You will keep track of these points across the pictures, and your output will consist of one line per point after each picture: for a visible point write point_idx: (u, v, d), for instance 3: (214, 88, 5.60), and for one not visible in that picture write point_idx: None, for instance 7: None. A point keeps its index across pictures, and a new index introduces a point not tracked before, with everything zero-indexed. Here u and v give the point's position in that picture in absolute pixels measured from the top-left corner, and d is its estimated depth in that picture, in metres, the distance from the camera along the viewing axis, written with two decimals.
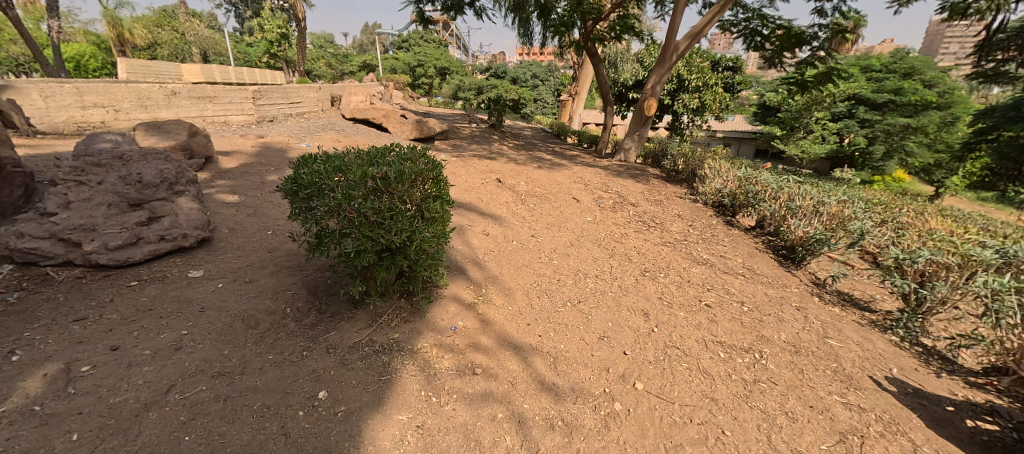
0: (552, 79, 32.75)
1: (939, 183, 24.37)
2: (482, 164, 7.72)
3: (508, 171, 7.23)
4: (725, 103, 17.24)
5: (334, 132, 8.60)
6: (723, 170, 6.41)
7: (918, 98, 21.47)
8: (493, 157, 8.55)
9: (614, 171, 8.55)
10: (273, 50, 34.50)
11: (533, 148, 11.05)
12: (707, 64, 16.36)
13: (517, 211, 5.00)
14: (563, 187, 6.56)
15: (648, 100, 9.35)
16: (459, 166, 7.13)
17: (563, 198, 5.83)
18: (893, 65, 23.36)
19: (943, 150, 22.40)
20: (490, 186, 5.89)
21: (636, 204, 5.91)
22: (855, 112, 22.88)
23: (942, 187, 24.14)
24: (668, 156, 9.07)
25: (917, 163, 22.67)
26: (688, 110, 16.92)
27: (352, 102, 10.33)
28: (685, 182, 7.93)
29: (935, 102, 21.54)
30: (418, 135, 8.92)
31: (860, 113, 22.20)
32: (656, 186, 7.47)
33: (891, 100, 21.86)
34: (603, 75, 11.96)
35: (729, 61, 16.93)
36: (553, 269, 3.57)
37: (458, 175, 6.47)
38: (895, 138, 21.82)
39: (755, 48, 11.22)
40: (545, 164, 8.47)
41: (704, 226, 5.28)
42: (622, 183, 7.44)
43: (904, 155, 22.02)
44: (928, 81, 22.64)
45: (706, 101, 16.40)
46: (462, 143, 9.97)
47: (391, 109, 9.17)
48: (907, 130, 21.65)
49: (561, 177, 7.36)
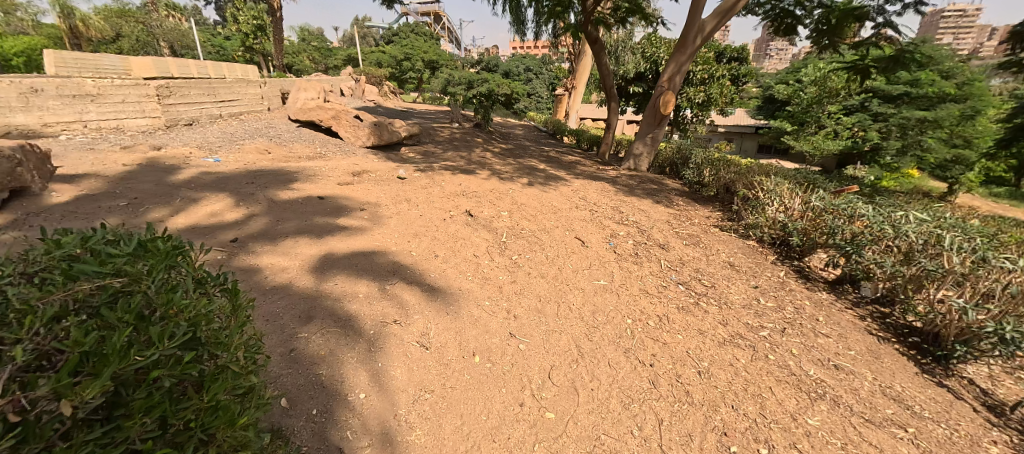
0: (547, 72, 30.70)
1: (954, 180, 22.77)
2: (456, 180, 5.89)
3: (488, 191, 5.42)
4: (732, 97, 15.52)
5: (268, 139, 6.73)
6: (782, 192, 4.61)
7: (937, 89, 19.22)
8: (472, 169, 6.72)
9: (624, 184, 6.75)
10: (249, 44, 32.34)
11: (525, 153, 9.21)
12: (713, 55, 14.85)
13: (491, 273, 3.18)
14: (562, 216, 4.75)
15: (664, 95, 7.51)
16: (421, 186, 5.29)
17: (562, 241, 4.03)
18: None
19: (961, 146, 20.00)
20: (457, 222, 4.07)
21: (666, 246, 4.12)
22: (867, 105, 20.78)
23: (958, 183, 22.56)
24: (692, 165, 7.25)
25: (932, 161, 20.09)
26: (694, 105, 15.08)
27: (300, 99, 8.40)
28: (717, 202, 6.15)
29: (953, 93, 19.04)
30: (376, 142, 7.06)
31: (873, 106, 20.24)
32: (683, 209, 5.68)
33: (906, 92, 19.73)
34: (605, 64, 10.05)
35: (734, 52, 15.17)
36: (550, 447, 1.77)
37: (415, 201, 4.64)
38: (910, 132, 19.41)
39: (784, 32, 9.30)
40: (539, 177, 6.66)
41: (774, 287, 3.49)
42: (638, 204, 5.66)
43: (921, 152, 19.44)
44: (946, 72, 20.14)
45: (713, 95, 14.57)
46: (438, 150, 8.14)
47: (342, 108, 7.27)
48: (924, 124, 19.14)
49: (558, 197, 5.55)
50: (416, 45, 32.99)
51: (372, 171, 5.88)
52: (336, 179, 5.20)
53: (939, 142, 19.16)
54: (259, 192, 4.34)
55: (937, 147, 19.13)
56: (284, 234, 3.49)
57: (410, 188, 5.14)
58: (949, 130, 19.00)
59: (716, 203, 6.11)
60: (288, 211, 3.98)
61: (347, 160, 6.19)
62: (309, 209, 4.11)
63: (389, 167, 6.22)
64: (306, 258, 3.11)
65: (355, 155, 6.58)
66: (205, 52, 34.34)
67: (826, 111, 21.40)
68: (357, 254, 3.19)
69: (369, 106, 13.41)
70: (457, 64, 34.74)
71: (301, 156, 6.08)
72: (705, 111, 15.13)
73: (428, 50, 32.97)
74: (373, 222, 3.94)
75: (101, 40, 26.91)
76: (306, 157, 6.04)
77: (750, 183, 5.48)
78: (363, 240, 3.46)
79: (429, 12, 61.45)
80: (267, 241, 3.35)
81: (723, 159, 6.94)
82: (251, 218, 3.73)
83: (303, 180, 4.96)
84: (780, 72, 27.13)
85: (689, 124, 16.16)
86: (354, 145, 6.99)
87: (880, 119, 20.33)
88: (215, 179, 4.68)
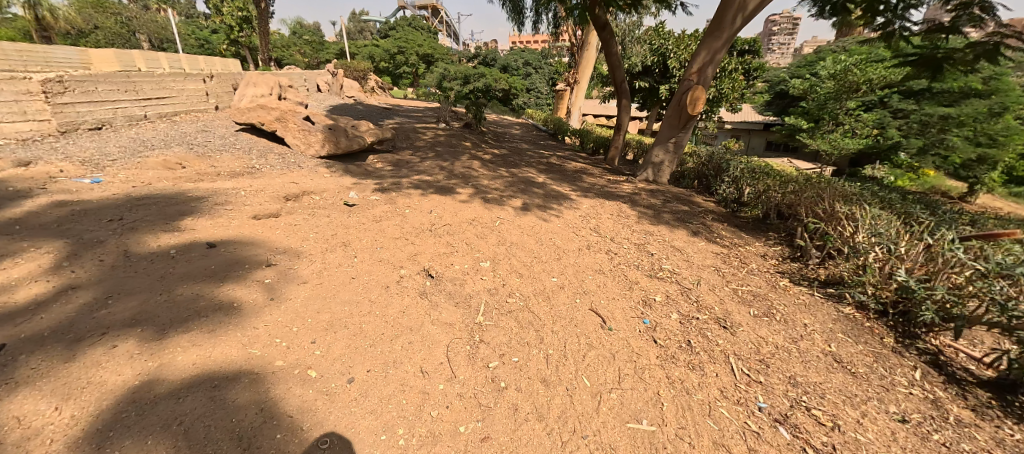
0: (547, 66, 28.90)
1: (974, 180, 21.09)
2: (428, 203, 4.47)
3: (469, 222, 3.99)
4: (743, 93, 14.06)
5: (191, 147, 5.28)
6: (893, 232, 3.16)
7: (962, 85, 17.11)
8: (451, 186, 5.28)
9: (645, 204, 5.32)
10: (234, 36, 30.66)
11: (521, 160, 7.75)
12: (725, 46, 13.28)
13: (444, 422, 1.74)
14: (569, 266, 3.32)
15: (693, 90, 6.03)
16: (372, 217, 3.86)
17: (570, 321, 2.59)
18: None
19: (987, 145, 17.67)
20: (408, 289, 2.63)
21: (731, 327, 2.68)
22: (887, 101, 19.21)
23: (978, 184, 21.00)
24: (729, 178, 5.82)
25: (955, 161, 17.86)
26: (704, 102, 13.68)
27: (246, 96, 6.90)
28: (768, 231, 4.73)
29: (978, 88, 16.98)
30: (331, 150, 5.62)
31: (893, 102, 18.62)
32: (729, 244, 4.25)
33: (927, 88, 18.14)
34: (615, 53, 8.53)
35: (746, 44, 13.56)
36: None
37: (355, 245, 3.20)
38: (930, 130, 17.66)
39: (831, 14, 7.68)
40: (537, 197, 5.22)
41: (936, 423, 2.05)
42: (669, 237, 4.22)
43: (945, 152, 17.76)
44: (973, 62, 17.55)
45: (725, 91, 13.17)
46: (414, 158, 6.69)
47: (289, 108, 5.79)
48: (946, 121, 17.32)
49: (561, 228, 4.12)
50: (409, 37, 31.35)
51: (316, 192, 4.45)
52: (254, 208, 3.76)
53: (966, 140, 17.47)
54: (114, 237, 2.90)
55: (963, 146, 17.40)
56: (101, 330, 2.05)
57: (359, 221, 3.71)
58: (976, 128, 17.18)
59: (768, 232, 4.69)
60: (143, 274, 2.55)
61: (286, 176, 4.75)
62: (181, 267, 2.67)
63: (341, 185, 4.78)
64: (98, 397, 1.67)
65: (301, 168, 5.14)
66: (188, 45, 32.56)
67: (844, 107, 18.63)
68: (201, 383, 1.75)
69: (347, 104, 11.97)
70: (452, 58, 33.13)
71: (224, 171, 4.64)
72: (716, 108, 13.73)
73: (422, 44, 31.32)
74: (272, 291, 2.50)
75: (72, 32, 25.19)
76: (229, 173, 4.59)
77: (823, 211, 4.04)
78: (232, 341, 2.02)
79: (426, 5, 59.63)
80: (57, 350, 1.91)
81: (769, 171, 5.51)
82: (66, 294, 2.30)
83: (202, 211, 3.52)
84: (794, 65, 25.47)
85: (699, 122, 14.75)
86: (305, 155, 5.56)
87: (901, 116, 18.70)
88: (67, 214, 3.23)
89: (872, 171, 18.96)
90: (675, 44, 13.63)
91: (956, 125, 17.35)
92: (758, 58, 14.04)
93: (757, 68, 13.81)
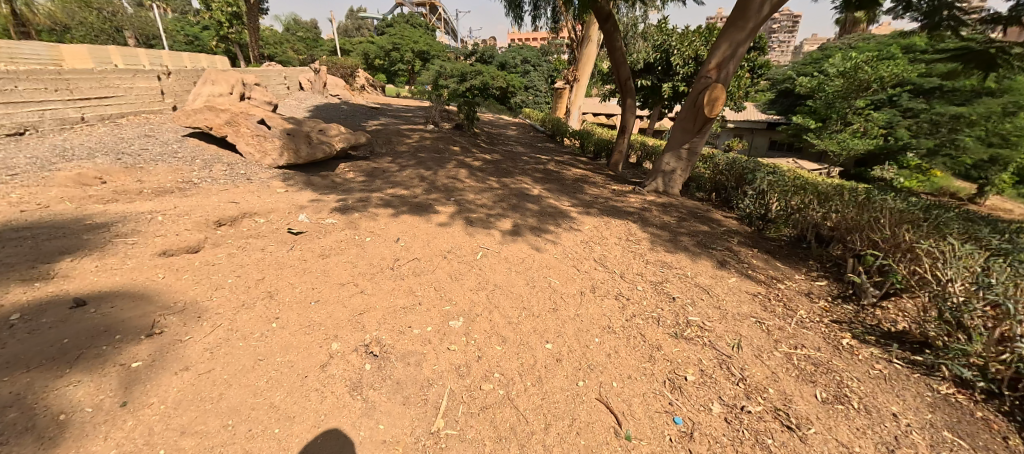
0: (546, 63, 27.63)
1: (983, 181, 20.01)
2: (396, 227, 3.66)
3: (442, 254, 3.19)
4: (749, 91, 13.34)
5: (120, 157, 4.44)
6: (1003, 282, 2.36)
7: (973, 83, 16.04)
8: (430, 202, 4.48)
9: (659, 224, 4.52)
10: (223, 32, 29.70)
11: (515, 167, 6.93)
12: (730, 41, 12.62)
13: None
14: (568, 323, 2.52)
15: (712, 89, 5.21)
16: (320, 250, 3.05)
17: (570, 426, 1.79)
18: None
19: (999, 145, 16.40)
20: (337, 380, 1.82)
21: (799, 430, 1.88)
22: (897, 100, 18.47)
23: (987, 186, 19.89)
24: (753, 192, 5.02)
25: (966, 161, 16.74)
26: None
27: (202, 95, 6.07)
28: (807, 260, 3.94)
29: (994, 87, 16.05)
30: (290, 158, 4.81)
31: (904, 101, 18.01)
32: (766, 281, 3.44)
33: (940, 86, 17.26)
34: (619, 48, 7.62)
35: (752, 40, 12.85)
36: None
37: (283, 298, 2.39)
38: (942, 130, 16.87)
39: (857, 7, 6.86)
40: (532, 215, 4.42)
41: None
42: (690, 272, 3.42)
43: (955, 153, 16.82)
44: None
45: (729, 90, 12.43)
46: (392, 167, 5.89)
47: (242, 109, 4.97)
48: (959, 120, 16.38)
49: (557, 262, 3.32)
50: (405, 34, 30.44)
51: (259, 214, 3.66)
52: (169, 239, 2.95)
53: (977, 141, 16.44)
54: None
55: (974, 147, 16.32)
56: None
57: (300, 257, 2.90)
58: (988, 127, 15.95)
59: (807, 262, 3.90)
60: None
61: (227, 193, 3.94)
62: (13, 344, 1.86)
63: (293, 204, 3.97)
64: None
65: (250, 182, 4.34)
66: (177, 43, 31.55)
67: (853, 107, 17.63)
68: None
69: (330, 103, 11.15)
70: (449, 55, 32.15)
71: (150, 187, 3.82)
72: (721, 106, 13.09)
73: (418, 41, 30.31)
74: (131, 387, 1.70)
75: (51, 29, 24.15)
76: (155, 189, 3.77)
77: (886, 240, 3.25)
78: None
79: (424, 3, 58.71)
80: None
81: (801, 184, 4.72)
82: None
83: (92, 248, 2.71)
84: (799, 63, 24.69)
85: None
86: (260, 165, 4.78)
87: (910, 116, 17.94)
88: None
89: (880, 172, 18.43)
90: (679, 40, 12.87)
91: (966, 125, 16.26)
92: (764, 55, 13.33)
93: (762, 65, 13.10)
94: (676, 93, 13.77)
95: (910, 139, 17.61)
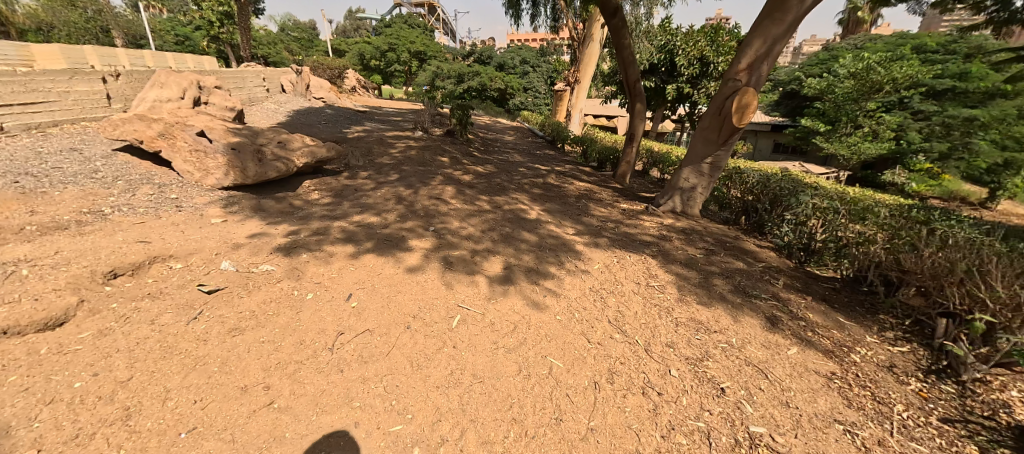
0: (546, 64, 26.67)
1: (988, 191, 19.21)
2: (351, 275, 2.82)
3: (404, 321, 2.36)
4: None
5: (21, 179, 3.59)
6: None
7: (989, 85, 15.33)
8: (403, 232, 3.67)
9: (684, 259, 3.69)
10: (213, 32, 28.81)
11: (510, 181, 6.09)
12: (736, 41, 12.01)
13: None
14: (576, 450, 1.70)
15: (743, 94, 4.40)
16: (237, 320, 2.22)
17: None
18: (951, 44, 17.89)
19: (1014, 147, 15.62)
20: None
21: None
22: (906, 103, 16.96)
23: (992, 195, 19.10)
24: (792, 217, 4.21)
25: (982, 165, 15.80)
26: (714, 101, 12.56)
27: (146, 100, 5.23)
28: (876, 312, 3.13)
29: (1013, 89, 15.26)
30: (236, 178, 3.98)
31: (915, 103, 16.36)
32: (836, 352, 2.61)
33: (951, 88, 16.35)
34: (627, 47, 6.67)
35: None
36: None
37: (142, 425, 1.57)
38: (955, 134, 15.92)
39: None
40: (527, 250, 3.61)
41: None
42: (735, 338, 2.59)
43: (968, 156, 15.85)
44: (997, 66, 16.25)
45: None
46: (366, 184, 5.08)
47: (179, 119, 4.14)
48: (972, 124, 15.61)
49: (559, 328, 2.50)
50: (402, 34, 29.59)
51: (176, 257, 2.85)
52: (21, 309, 2.11)
53: (990, 143, 15.60)
54: None
55: (988, 150, 15.50)
56: None
57: (200, 337, 2.07)
58: (1004, 130, 15.26)
59: (876, 316, 3.08)
60: None
61: (140, 227, 3.12)
62: None
63: (226, 240, 3.15)
64: None
65: (179, 210, 3.52)
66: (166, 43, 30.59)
67: (863, 109, 16.41)
68: None
69: (313, 108, 10.35)
70: (446, 56, 31.23)
71: (39, 222, 2.99)
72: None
73: (415, 41, 29.34)
74: None
75: (31, 27, 23.16)
76: (44, 225, 2.94)
77: (1002, 301, 2.43)
78: None
79: (423, 3, 57.88)
80: None
81: (854, 209, 3.90)
82: None
83: None
84: (804, 63, 23.92)
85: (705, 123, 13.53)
86: (199, 186, 3.95)
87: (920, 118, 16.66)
88: None
89: (891, 176, 17.07)
90: (683, 40, 12.10)
91: (979, 128, 15.55)
92: None
93: None
94: (680, 95, 13.11)
95: (922, 143, 16.34)
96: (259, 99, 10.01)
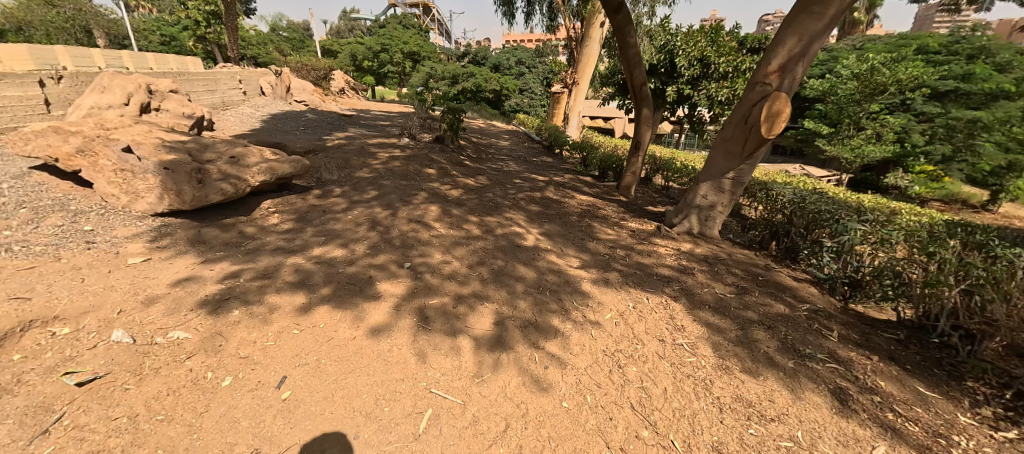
0: (541, 65, 26.00)
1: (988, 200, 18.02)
2: (292, 343, 2.15)
3: (352, 426, 1.70)
4: None
5: None
6: None
7: (994, 85, 14.83)
8: (371, 271, 3.00)
9: (714, 302, 3.04)
10: (199, 32, 27.88)
11: (504, 196, 5.44)
12: (736, 42, 11.55)
13: None
14: None
15: (776, 100, 3.72)
16: (110, 435, 1.55)
17: None
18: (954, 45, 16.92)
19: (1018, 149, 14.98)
20: None
21: None
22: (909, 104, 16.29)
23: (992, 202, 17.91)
24: (834, 246, 3.57)
25: (987, 167, 15.04)
26: (714, 104, 11.97)
27: (81, 107, 4.50)
28: (960, 378, 2.50)
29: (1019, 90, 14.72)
30: (170, 203, 3.28)
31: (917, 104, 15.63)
32: (933, 448, 1.96)
33: (953, 89, 15.56)
34: (632, 45, 5.99)
35: (757, 41, 11.81)
36: None
37: None
38: (958, 136, 15.10)
39: None
40: (523, 292, 2.95)
41: None
42: (799, 432, 1.94)
43: (973, 159, 15.07)
44: (1001, 66, 15.79)
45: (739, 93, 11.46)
46: (338, 203, 4.40)
47: (104, 132, 3.43)
48: (974, 125, 14.76)
49: (565, 427, 1.83)
50: (394, 34, 28.82)
51: (62, 320, 2.16)
52: None
53: (995, 145, 14.96)
54: None
55: (992, 152, 14.84)
56: None
57: None
58: (1007, 132, 14.56)
59: (962, 383, 2.45)
60: None
61: (25, 275, 2.42)
62: None
63: (138, 291, 2.47)
64: None
65: (90, 247, 2.83)
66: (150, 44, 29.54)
67: (866, 111, 15.73)
68: None
69: (292, 112, 9.64)
70: (440, 57, 30.50)
71: None
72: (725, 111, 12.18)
73: (407, 41, 28.56)
74: None
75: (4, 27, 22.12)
76: None
77: None
78: None
79: (417, 4, 57.04)
80: None
81: (913, 239, 3.27)
82: None
83: None
84: None
85: (705, 126, 13.05)
86: (126, 213, 3.29)
87: (922, 120, 15.96)
88: None
89: (896, 179, 15.98)
90: (684, 40, 11.51)
91: (982, 130, 14.78)
92: None
93: None
94: (679, 97, 12.54)
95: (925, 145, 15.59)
96: (234, 103, 9.28)
